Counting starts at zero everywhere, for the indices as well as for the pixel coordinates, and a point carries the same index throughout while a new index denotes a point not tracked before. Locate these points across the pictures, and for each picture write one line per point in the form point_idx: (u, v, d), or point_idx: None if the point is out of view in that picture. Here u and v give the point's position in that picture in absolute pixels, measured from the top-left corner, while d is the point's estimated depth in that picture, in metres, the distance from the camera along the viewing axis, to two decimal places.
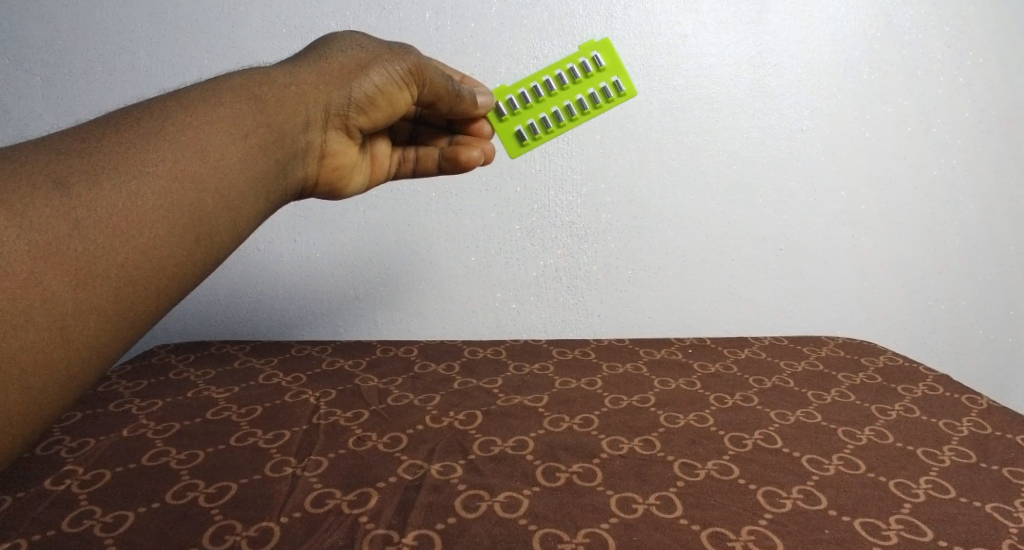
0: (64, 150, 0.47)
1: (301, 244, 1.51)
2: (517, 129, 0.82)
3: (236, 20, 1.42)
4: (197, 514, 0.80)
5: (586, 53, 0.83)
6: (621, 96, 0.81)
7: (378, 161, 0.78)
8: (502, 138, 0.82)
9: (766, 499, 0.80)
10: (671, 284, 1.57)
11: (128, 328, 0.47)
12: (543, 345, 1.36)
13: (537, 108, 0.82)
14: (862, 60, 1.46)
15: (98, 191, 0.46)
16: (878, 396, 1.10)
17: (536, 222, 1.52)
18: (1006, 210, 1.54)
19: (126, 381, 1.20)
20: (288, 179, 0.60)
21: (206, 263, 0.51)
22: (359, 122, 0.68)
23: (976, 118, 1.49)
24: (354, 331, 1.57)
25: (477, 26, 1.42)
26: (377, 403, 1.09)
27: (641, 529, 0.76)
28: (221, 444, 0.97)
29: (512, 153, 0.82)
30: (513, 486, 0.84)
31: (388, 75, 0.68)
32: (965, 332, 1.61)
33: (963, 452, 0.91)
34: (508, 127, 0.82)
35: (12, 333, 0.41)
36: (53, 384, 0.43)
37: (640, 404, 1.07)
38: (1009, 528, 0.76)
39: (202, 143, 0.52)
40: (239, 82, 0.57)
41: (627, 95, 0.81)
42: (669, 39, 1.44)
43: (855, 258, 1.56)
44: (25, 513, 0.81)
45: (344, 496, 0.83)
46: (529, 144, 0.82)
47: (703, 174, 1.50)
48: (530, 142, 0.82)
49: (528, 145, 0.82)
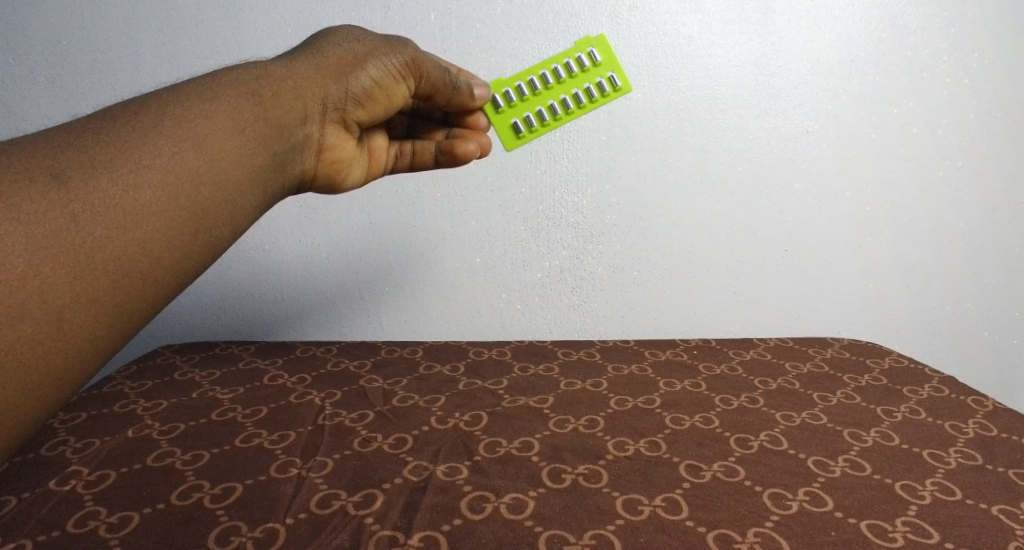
0: (62, 144, 0.47)
1: (305, 243, 1.51)
2: (513, 122, 0.81)
3: (243, 20, 1.43)
4: (203, 515, 0.80)
5: (582, 49, 0.82)
6: (616, 91, 0.81)
7: (375, 155, 0.78)
8: (498, 129, 0.81)
9: (773, 502, 0.80)
10: (675, 285, 1.56)
11: (125, 321, 0.46)
12: (548, 346, 1.36)
13: (533, 101, 0.81)
14: (868, 62, 1.46)
15: (94, 184, 0.46)
16: (885, 397, 1.10)
17: (541, 223, 1.52)
18: (1011, 211, 1.54)
19: (131, 381, 1.20)
20: (287, 172, 0.59)
21: (205, 257, 0.51)
22: (355, 115, 0.68)
23: (981, 120, 1.49)
24: (358, 331, 1.57)
25: (483, 26, 1.42)
26: (382, 404, 1.09)
27: (647, 531, 0.75)
28: (226, 444, 0.97)
29: (507, 145, 0.81)
30: (518, 487, 0.84)
31: (385, 69, 0.68)
32: (969, 333, 1.61)
33: (969, 454, 0.91)
34: (504, 119, 0.81)
35: (7, 327, 0.41)
36: (50, 378, 0.43)
37: (646, 405, 1.07)
38: (1016, 530, 0.76)
39: (199, 135, 0.51)
40: (236, 76, 0.56)
41: (622, 91, 0.81)
42: (674, 39, 1.43)
43: (860, 259, 1.56)
44: (30, 513, 0.81)
45: (350, 497, 0.83)
46: (525, 136, 0.81)
47: (709, 176, 1.50)
48: (526, 135, 0.81)
49: (524, 137, 0.80)
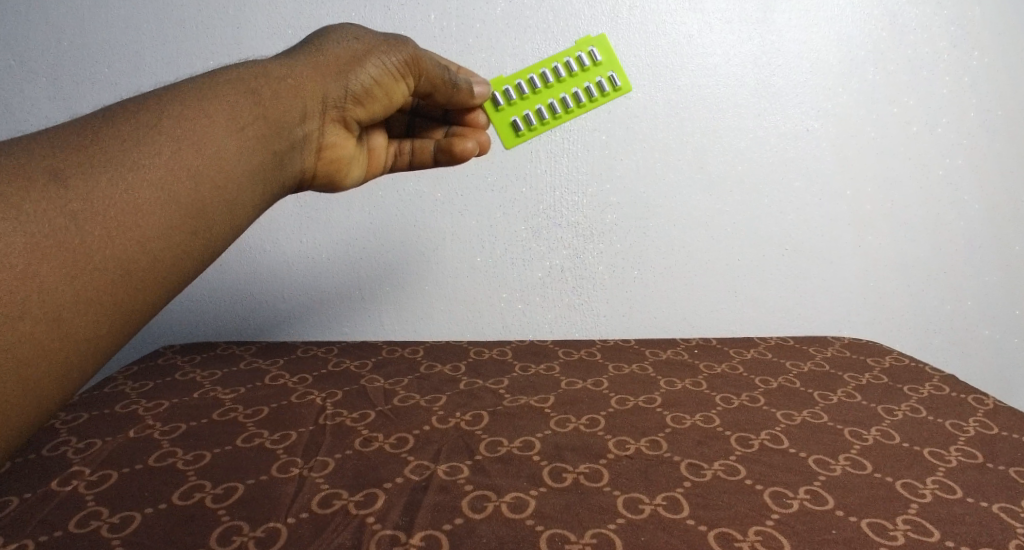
0: (61, 144, 0.47)
1: (305, 243, 1.51)
2: (512, 120, 0.81)
3: (242, 21, 1.43)
4: (205, 515, 0.80)
5: (582, 49, 0.83)
6: (616, 91, 0.81)
7: (374, 154, 0.78)
8: (497, 127, 0.81)
9: (774, 500, 0.80)
10: (676, 284, 1.57)
11: (126, 321, 0.46)
12: (549, 345, 1.37)
13: (533, 99, 0.81)
14: (867, 60, 1.46)
15: (93, 184, 0.46)
16: (885, 396, 1.10)
17: (542, 223, 1.52)
18: (1012, 209, 1.54)
19: (132, 381, 1.20)
20: (286, 170, 0.59)
21: (204, 256, 0.51)
22: (355, 114, 0.68)
23: (981, 118, 1.49)
24: (359, 330, 1.57)
25: (483, 26, 1.42)
26: (383, 404, 1.09)
27: (648, 529, 0.76)
28: (227, 444, 0.97)
29: (506, 143, 0.81)
30: (520, 486, 0.84)
31: (384, 67, 0.68)
32: (970, 332, 1.61)
33: (970, 452, 0.91)
34: (504, 117, 0.81)
35: (8, 327, 0.41)
36: (51, 377, 0.43)
37: (647, 404, 1.08)
38: (1015, 528, 0.76)
39: (199, 134, 0.51)
40: (235, 75, 0.56)
41: (622, 91, 0.81)
42: (674, 39, 1.44)
43: (861, 258, 1.56)
44: (31, 514, 0.81)
45: (351, 497, 0.83)
46: (525, 134, 0.81)
47: (709, 175, 1.50)
48: (526, 133, 0.80)
49: (524, 135, 0.80)
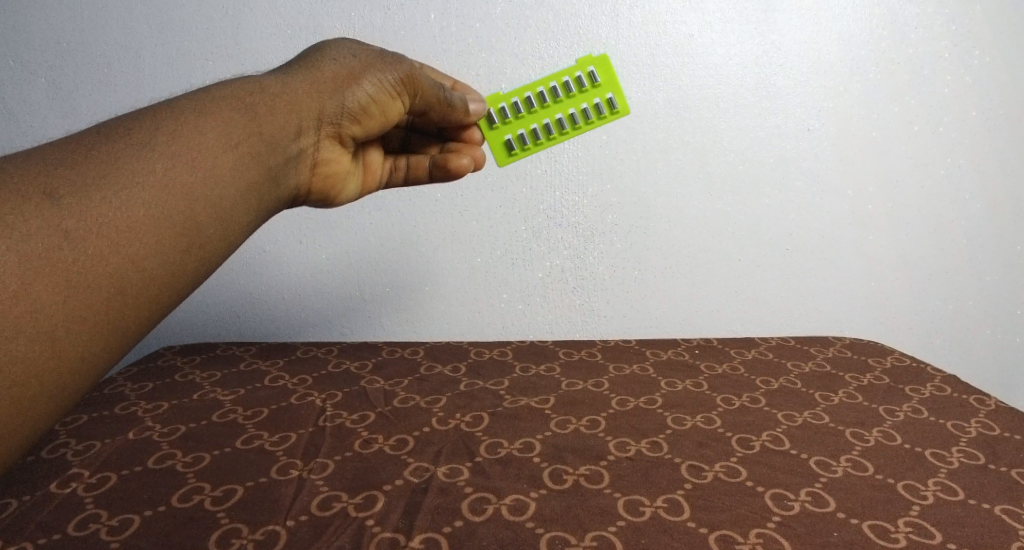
0: (54, 161, 0.46)
1: (307, 244, 1.51)
2: (507, 138, 0.81)
3: (242, 21, 1.42)
4: (203, 517, 0.80)
5: (582, 68, 0.81)
6: (615, 114, 0.81)
7: (371, 169, 0.77)
8: (492, 146, 0.81)
9: (774, 502, 0.80)
10: (676, 283, 1.56)
11: (119, 339, 0.46)
12: (550, 346, 1.36)
13: (529, 118, 0.81)
14: (868, 60, 1.45)
15: (87, 202, 0.45)
16: (887, 397, 1.09)
17: (542, 223, 1.52)
18: (1013, 209, 1.53)
19: (131, 383, 1.20)
20: (281, 187, 0.59)
21: (198, 274, 0.50)
22: (351, 130, 0.67)
23: (984, 118, 1.48)
24: (358, 332, 1.57)
25: (483, 26, 1.42)
26: (383, 405, 1.09)
27: (648, 532, 0.75)
28: (227, 446, 0.97)
29: (500, 162, 0.81)
30: (519, 489, 0.84)
31: (380, 84, 0.67)
32: (972, 332, 1.60)
33: (971, 453, 0.91)
34: (499, 135, 0.81)
35: (2, 349, 0.40)
36: (46, 394, 0.42)
37: (648, 405, 1.07)
38: (1017, 530, 0.75)
39: (194, 150, 0.50)
40: (231, 92, 0.56)
41: (620, 113, 0.81)
42: (675, 39, 1.43)
43: (862, 257, 1.55)
44: (29, 517, 0.80)
45: (350, 499, 0.83)
46: (518, 154, 0.81)
47: (709, 175, 1.50)
48: (520, 152, 0.81)
49: (517, 154, 0.81)
